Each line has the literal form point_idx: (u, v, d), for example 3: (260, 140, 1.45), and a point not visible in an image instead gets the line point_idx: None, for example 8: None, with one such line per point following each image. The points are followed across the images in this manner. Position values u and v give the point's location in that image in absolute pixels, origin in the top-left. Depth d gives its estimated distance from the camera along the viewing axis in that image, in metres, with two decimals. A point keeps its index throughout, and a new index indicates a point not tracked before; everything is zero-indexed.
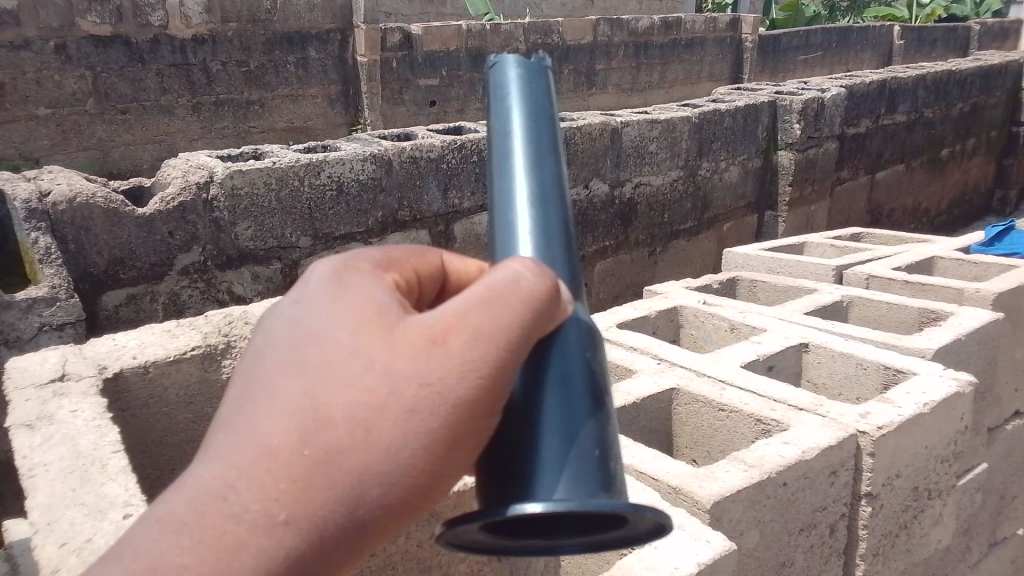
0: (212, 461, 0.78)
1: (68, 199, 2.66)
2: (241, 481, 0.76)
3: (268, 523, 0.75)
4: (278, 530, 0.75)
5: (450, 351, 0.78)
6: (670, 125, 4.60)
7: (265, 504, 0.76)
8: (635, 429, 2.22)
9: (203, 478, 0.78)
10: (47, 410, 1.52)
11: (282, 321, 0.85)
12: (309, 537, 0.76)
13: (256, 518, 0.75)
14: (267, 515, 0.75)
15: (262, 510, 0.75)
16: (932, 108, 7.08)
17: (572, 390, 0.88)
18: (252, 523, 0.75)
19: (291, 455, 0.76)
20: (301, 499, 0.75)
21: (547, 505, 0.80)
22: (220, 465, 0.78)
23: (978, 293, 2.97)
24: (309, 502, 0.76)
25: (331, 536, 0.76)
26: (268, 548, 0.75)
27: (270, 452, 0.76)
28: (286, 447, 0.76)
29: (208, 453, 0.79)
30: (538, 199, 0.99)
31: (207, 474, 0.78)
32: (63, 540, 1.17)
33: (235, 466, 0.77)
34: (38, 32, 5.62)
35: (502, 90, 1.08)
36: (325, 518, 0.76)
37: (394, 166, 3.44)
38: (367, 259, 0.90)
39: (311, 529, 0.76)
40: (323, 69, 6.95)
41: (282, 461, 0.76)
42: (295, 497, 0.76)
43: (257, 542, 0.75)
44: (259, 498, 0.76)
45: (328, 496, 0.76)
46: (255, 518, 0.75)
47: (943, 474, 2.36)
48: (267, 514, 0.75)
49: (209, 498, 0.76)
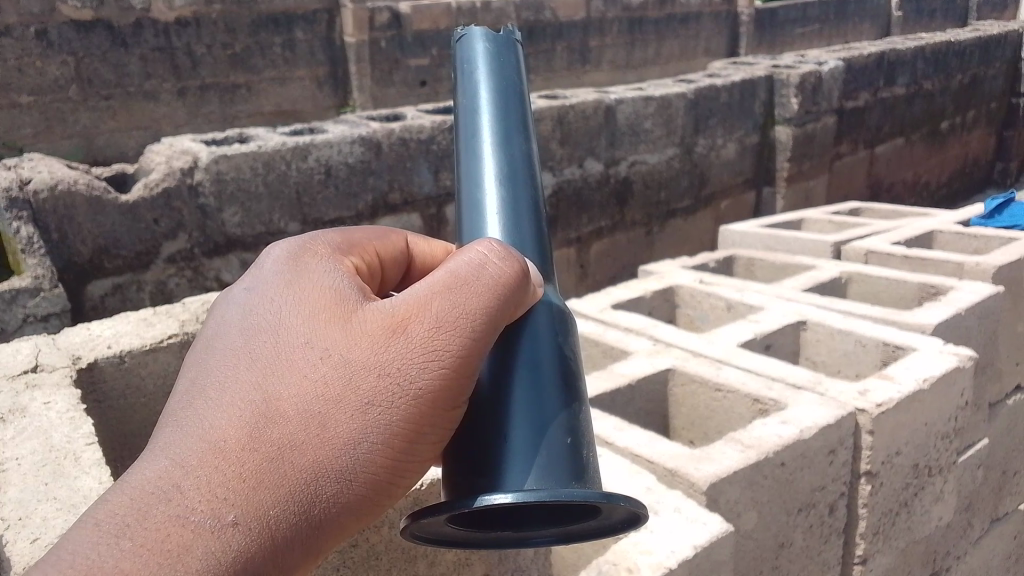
0: (154, 455, 0.75)
1: (50, 187, 2.64)
2: (187, 479, 0.72)
3: (216, 524, 0.71)
4: (227, 532, 0.71)
5: (409, 339, 0.82)
6: (665, 101, 4.54)
7: (214, 503, 0.72)
8: (630, 412, 2.18)
9: (145, 476, 0.73)
10: (19, 402, 1.48)
11: (236, 311, 0.88)
12: (261, 539, 0.73)
13: (203, 519, 0.71)
14: (215, 517, 0.71)
15: (209, 511, 0.71)
16: (930, 80, 6.98)
17: (542, 376, 0.84)
18: (198, 524, 0.70)
19: (243, 448, 0.75)
20: (251, 498, 0.73)
21: (515, 496, 0.75)
22: (164, 462, 0.74)
23: (977, 266, 2.92)
24: (258, 501, 0.74)
25: (283, 537, 0.75)
26: (217, 551, 0.70)
27: (218, 447, 0.74)
28: (237, 440, 0.75)
29: (148, 451, 0.76)
30: (507, 177, 0.96)
31: (150, 474, 0.73)
32: (34, 537, 1.13)
33: (181, 463, 0.73)
34: (19, 19, 5.56)
35: (469, 63, 1.03)
36: (277, 517, 0.74)
37: (383, 148, 3.38)
38: (325, 243, 0.96)
39: (261, 530, 0.73)
40: (311, 50, 6.83)
41: (233, 455, 0.74)
42: (245, 496, 0.73)
43: (205, 545, 0.70)
44: (208, 497, 0.72)
45: (282, 493, 0.75)
46: (202, 520, 0.71)
47: (944, 450, 2.32)
48: (215, 515, 0.71)
49: (152, 500, 0.71)
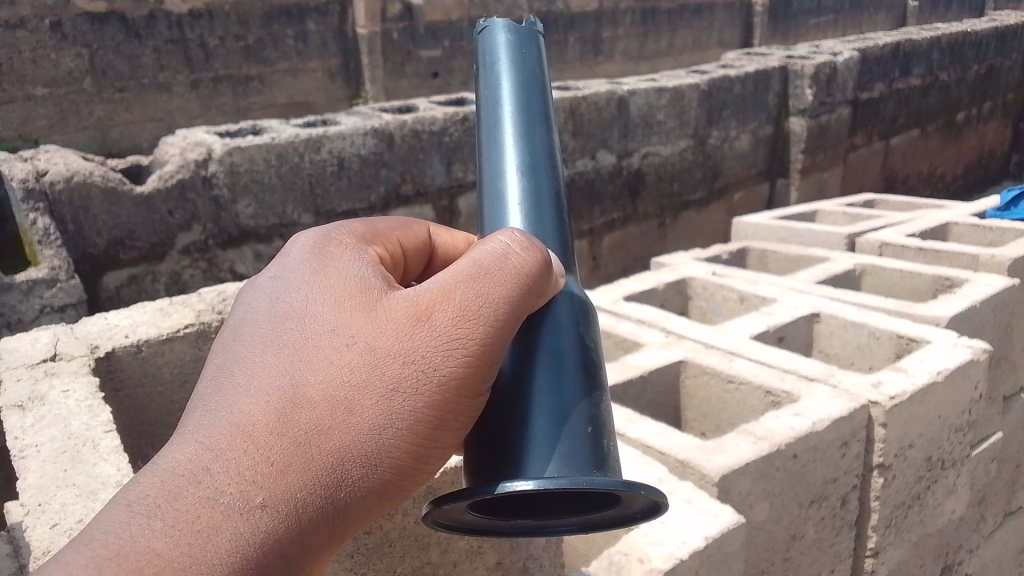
0: (185, 438, 0.76)
1: (66, 178, 2.66)
2: (216, 462, 0.73)
3: (244, 507, 0.72)
4: (255, 514, 0.72)
5: (434, 326, 0.82)
6: (678, 92, 4.53)
7: (242, 486, 0.73)
8: (642, 404, 2.18)
9: (175, 459, 0.74)
10: (38, 391, 1.50)
11: (262, 298, 0.89)
12: (288, 521, 0.74)
13: (231, 501, 0.72)
14: (243, 499, 0.72)
15: (238, 493, 0.72)
16: (946, 71, 6.92)
17: (564, 365, 0.85)
18: (227, 507, 0.71)
19: (270, 431, 0.75)
20: (279, 481, 0.74)
21: (537, 484, 0.75)
22: (194, 445, 0.75)
23: (993, 259, 2.90)
24: (286, 483, 0.74)
25: (310, 520, 0.76)
26: (245, 533, 0.71)
27: (246, 430, 0.75)
28: (264, 424, 0.76)
29: (178, 434, 0.77)
30: (530, 168, 0.96)
31: (178, 457, 0.74)
32: (53, 522, 1.14)
33: (210, 446, 0.74)
34: (34, 11, 5.59)
35: (491, 54, 1.03)
36: (303, 500, 0.75)
37: (395, 140, 3.39)
38: (350, 232, 0.96)
39: (289, 512, 0.74)
40: (324, 42, 6.84)
41: (261, 438, 0.75)
42: (273, 479, 0.74)
43: (233, 526, 0.71)
44: (236, 479, 0.73)
45: (308, 477, 0.76)
46: (231, 502, 0.72)
47: (958, 443, 2.31)
48: (243, 497, 0.72)
49: (182, 482, 0.72)
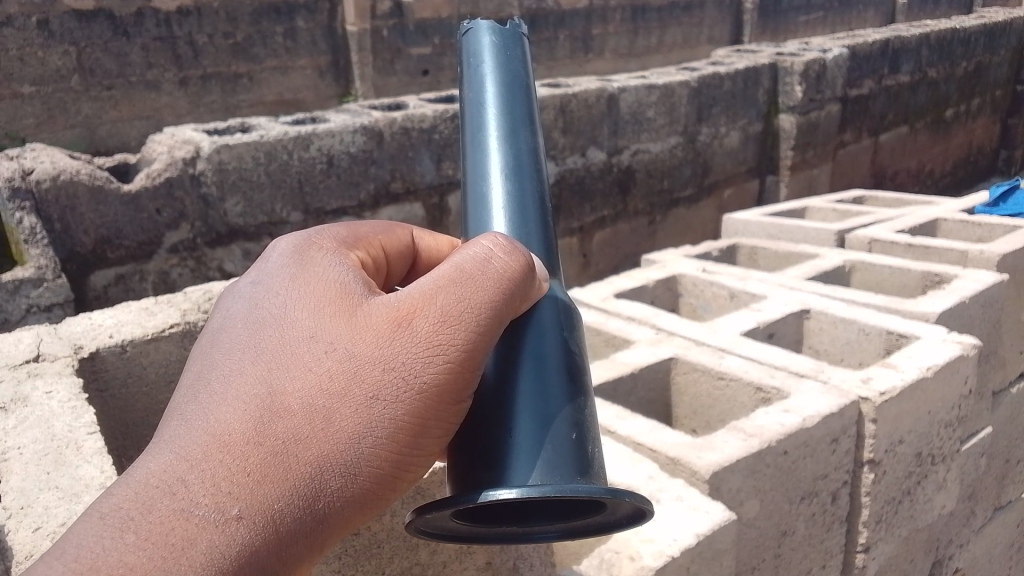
0: (160, 449, 0.74)
1: (52, 177, 2.64)
2: (191, 472, 0.72)
3: (220, 518, 0.71)
4: (231, 526, 0.71)
5: (414, 332, 0.82)
6: (668, 89, 4.52)
7: (218, 497, 0.71)
8: (633, 401, 2.18)
9: (151, 470, 0.72)
10: (21, 391, 1.48)
11: (241, 304, 0.88)
12: (265, 532, 0.73)
13: (206, 512, 0.70)
14: (219, 510, 0.71)
15: (213, 504, 0.71)
16: (934, 68, 6.95)
17: (547, 369, 0.85)
18: (202, 518, 0.70)
19: (247, 442, 0.74)
20: (256, 492, 0.73)
21: (521, 491, 0.75)
22: (169, 455, 0.73)
23: (982, 255, 2.91)
24: (262, 493, 0.73)
25: (288, 531, 0.74)
26: (221, 545, 0.70)
27: (221, 440, 0.74)
28: (241, 434, 0.75)
29: (153, 444, 0.76)
30: (514, 170, 0.95)
31: (154, 467, 0.72)
32: (36, 525, 1.13)
33: (186, 456, 0.73)
34: (20, 8, 5.57)
35: (475, 56, 1.02)
36: (280, 512, 0.74)
37: (385, 138, 3.38)
38: (331, 237, 0.96)
39: (265, 523, 0.73)
40: (313, 39, 6.81)
41: (237, 449, 0.74)
42: (249, 490, 0.73)
43: (208, 538, 0.69)
44: (211, 490, 0.71)
45: (286, 488, 0.75)
46: (206, 514, 0.70)
47: (947, 439, 2.32)
48: (219, 509, 0.71)
49: (156, 493, 0.70)
